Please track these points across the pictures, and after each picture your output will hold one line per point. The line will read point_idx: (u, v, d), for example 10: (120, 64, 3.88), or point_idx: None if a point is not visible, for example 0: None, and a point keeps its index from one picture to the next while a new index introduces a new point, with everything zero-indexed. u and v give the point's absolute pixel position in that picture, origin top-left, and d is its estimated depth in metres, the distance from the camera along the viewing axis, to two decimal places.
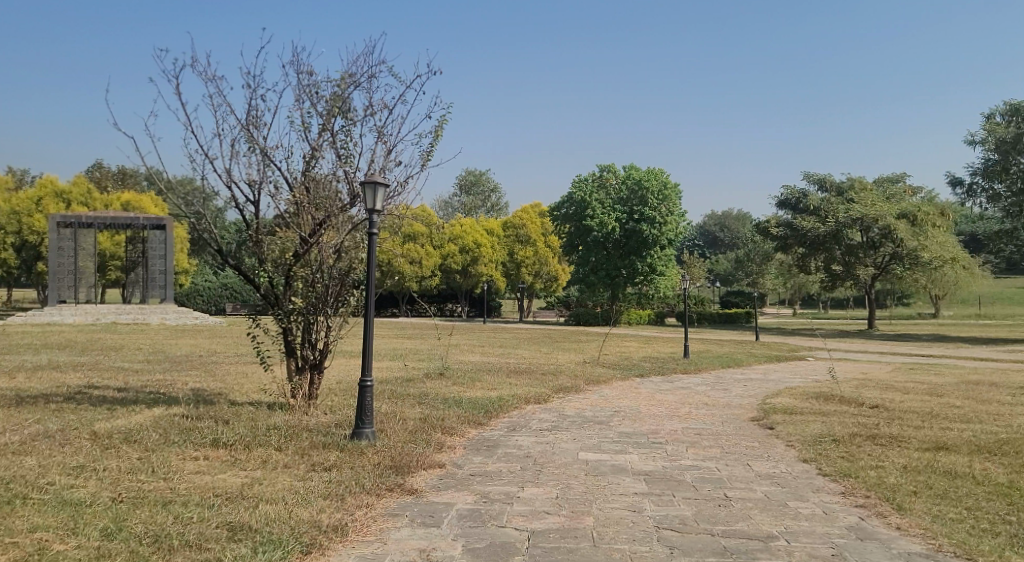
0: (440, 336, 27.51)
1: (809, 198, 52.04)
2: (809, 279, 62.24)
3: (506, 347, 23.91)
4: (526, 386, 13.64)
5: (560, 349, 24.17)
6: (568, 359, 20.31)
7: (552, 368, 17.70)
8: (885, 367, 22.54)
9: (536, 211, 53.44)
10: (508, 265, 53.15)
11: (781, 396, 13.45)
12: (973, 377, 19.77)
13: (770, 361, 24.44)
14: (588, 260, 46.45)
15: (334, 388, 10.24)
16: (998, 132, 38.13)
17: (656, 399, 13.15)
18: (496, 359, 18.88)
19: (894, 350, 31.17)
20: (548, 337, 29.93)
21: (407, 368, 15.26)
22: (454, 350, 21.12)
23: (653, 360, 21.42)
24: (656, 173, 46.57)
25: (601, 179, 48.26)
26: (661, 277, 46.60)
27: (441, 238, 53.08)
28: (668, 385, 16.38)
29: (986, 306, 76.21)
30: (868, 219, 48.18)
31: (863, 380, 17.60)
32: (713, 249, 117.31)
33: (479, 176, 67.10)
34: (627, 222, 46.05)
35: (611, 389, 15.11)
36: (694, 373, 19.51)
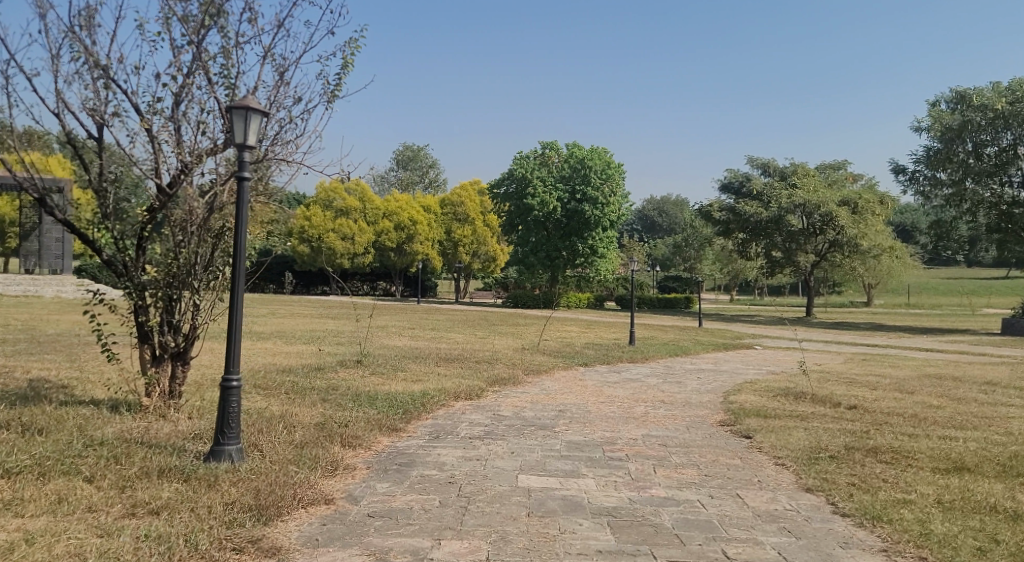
0: (369, 317, 25.52)
1: (753, 183, 51.16)
2: (747, 265, 61.86)
3: (438, 329, 22.05)
4: (458, 378, 11.86)
5: (497, 333, 22.45)
6: (504, 345, 18.55)
7: (487, 355, 15.95)
8: (834, 357, 21.41)
9: (475, 188, 51.22)
10: (445, 243, 51.12)
11: (743, 392, 11.93)
12: (929, 369, 18.73)
13: (717, 349, 23.15)
14: (528, 240, 44.86)
15: (212, 382, 8.24)
16: (944, 120, 37.36)
17: (605, 395, 11.51)
18: (426, 344, 17.05)
19: (838, 340, 30.31)
20: (484, 319, 28.20)
21: (322, 354, 13.32)
22: (382, 333, 19.22)
23: (596, 347, 19.81)
24: (600, 152, 45.24)
25: (543, 157, 46.53)
26: (602, 260, 45.16)
27: (376, 213, 50.91)
28: (615, 376, 14.78)
29: (915, 296, 77.36)
30: (810, 205, 47.45)
31: (821, 372, 16.30)
32: (651, 234, 117.01)
33: (417, 151, 64.63)
34: (568, 201, 44.50)
35: (552, 380, 13.43)
36: (641, 363, 17.98)
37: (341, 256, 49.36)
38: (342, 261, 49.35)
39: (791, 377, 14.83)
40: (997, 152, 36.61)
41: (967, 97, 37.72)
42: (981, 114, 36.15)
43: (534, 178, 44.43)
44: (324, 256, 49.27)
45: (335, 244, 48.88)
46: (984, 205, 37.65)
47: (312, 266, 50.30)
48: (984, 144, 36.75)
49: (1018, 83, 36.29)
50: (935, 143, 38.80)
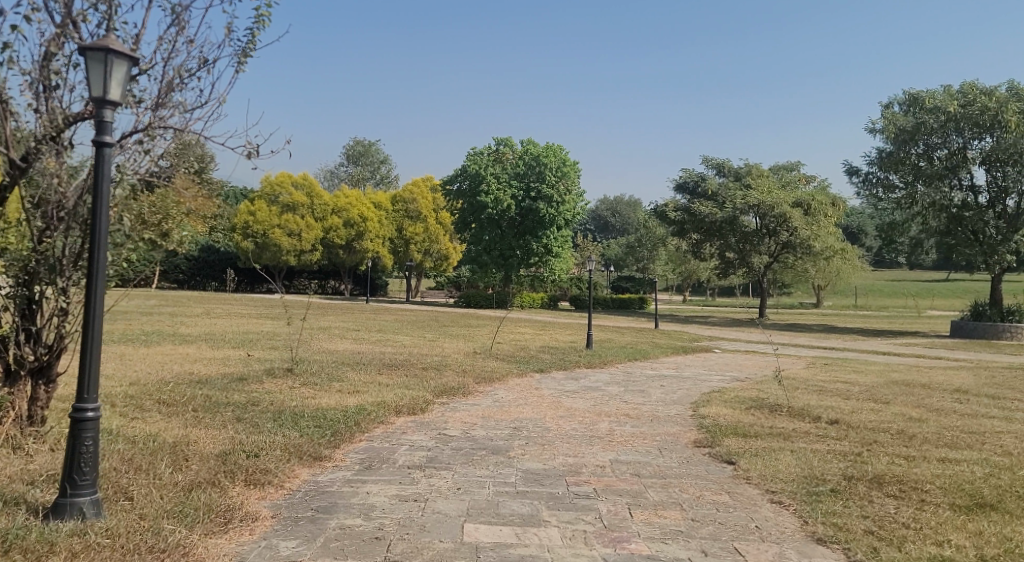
0: (312, 318, 24.14)
1: (708, 183, 50.64)
2: (701, 266, 61.59)
3: (386, 331, 20.82)
4: (403, 388, 10.71)
5: (447, 335, 21.26)
6: (455, 349, 17.39)
7: (435, 360, 14.79)
8: (796, 361, 20.67)
9: (427, 185, 49.94)
10: (396, 241, 49.65)
11: (714, 403, 10.93)
12: (895, 374, 18.04)
13: (676, 353, 22.28)
14: (481, 238, 43.66)
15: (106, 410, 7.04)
16: (897, 122, 37.00)
17: (565, 407, 10.43)
18: (370, 348, 15.82)
19: (796, 343, 29.79)
20: (435, 319, 26.99)
21: (253, 360, 12.02)
22: (325, 336, 17.96)
23: (553, 351, 18.78)
24: (555, 149, 44.29)
25: (497, 154, 45.38)
26: (556, 259, 44.33)
27: (324, 209, 49.24)
28: (574, 384, 13.72)
29: (864, 297, 78.12)
30: (766, 205, 47.09)
31: (789, 378, 15.45)
32: (604, 234, 116.74)
33: (368, 146, 63.02)
34: (522, 199, 43.42)
35: (506, 389, 12.32)
36: (599, 368, 16.97)
37: (287, 253, 47.60)
38: (288, 258, 47.60)
39: (759, 384, 13.97)
40: (948, 155, 36.28)
41: (920, 99, 37.31)
42: (934, 116, 35.70)
43: (487, 174, 43.25)
44: (269, 253, 47.51)
45: (281, 240, 47.10)
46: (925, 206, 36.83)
47: (257, 263, 48.48)
48: (936, 146, 36.50)
49: (972, 85, 36.01)
50: (888, 145, 38.34)
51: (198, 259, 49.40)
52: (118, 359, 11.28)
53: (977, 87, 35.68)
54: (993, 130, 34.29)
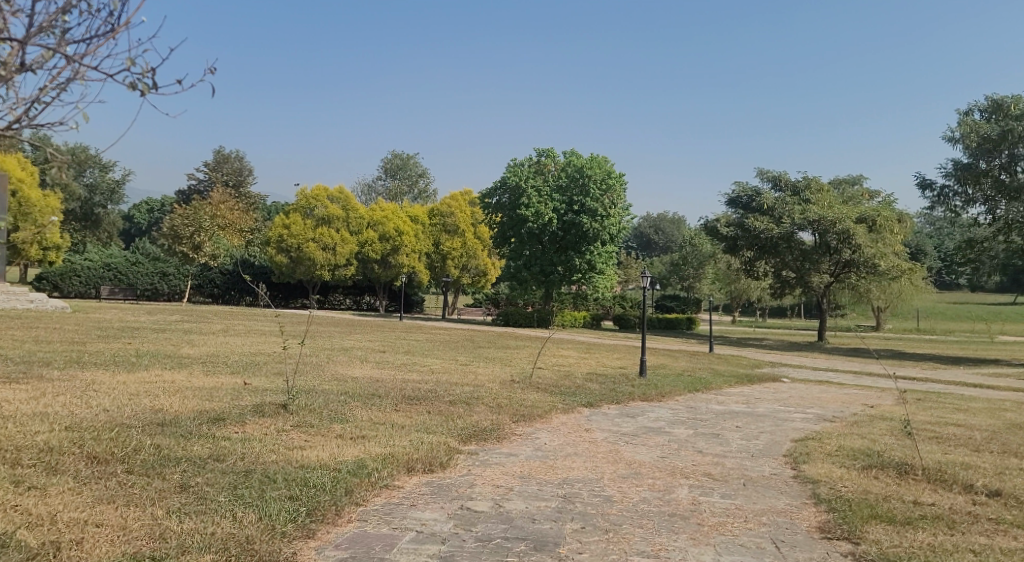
0: (336, 337, 22.08)
1: (763, 197, 47.91)
2: (751, 285, 58.74)
3: (414, 353, 18.69)
4: (423, 434, 8.53)
5: (482, 359, 19.05)
6: (489, 376, 15.19)
7: (465, 390, 12.60)
8: (879, 397, 18.14)
9: (465, 199, 48.37)
10: (433, 256, 47.79)
11: (817, 459, 8.59)
12: (1003, 415, 15.47)
13: (739, 383, 19.82)
14: (521, 253, 41.62)
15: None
16: (981, 130, 34.39)
17: (629, 462, 8.18)
18: (393, 375, 13.65)
19: (867, 373, 27.09)
20: (470, 340, 24.78)
21: (246, 392, 9.92)
22: (345, 359, 15.83)
23: (602, 379, 16.50)
24: (600, 161, 42.08)
25: (540, 166, 43.40)
26: (600, 276, 41.99)
27: (360, 222, 47.56)
28: (631, 423, 11.42)
29: (924, 321, 74.43)
30: (825, 221, 44.35)
31: (887, 421, 13.01)
32: (647, 252, 114.09)
33: (407, 160, 61.47)
34: (565, 213, 41.31)
35: (550, 432, 10.09)
36: (656, 402, 14.61)
37: (321, 267, 45.85)
38: (323, 273, 45.87)
39: (856, 430, 11.61)
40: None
41: (1002, 107, 34.90)
42: (1021, 123, 33.16)
43: (529, 187, 41.29)
44: (303, 267, 45.81)
45: (315, 254, 45.35)
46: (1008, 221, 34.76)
47: (291, 277, 46.84)
48: (1019, 158, 34.14)
49: None
50: (966, 156, 35.91)
51: (232, 273, 47.37)
52: (80, 388, 9.24)
53: None
54: None
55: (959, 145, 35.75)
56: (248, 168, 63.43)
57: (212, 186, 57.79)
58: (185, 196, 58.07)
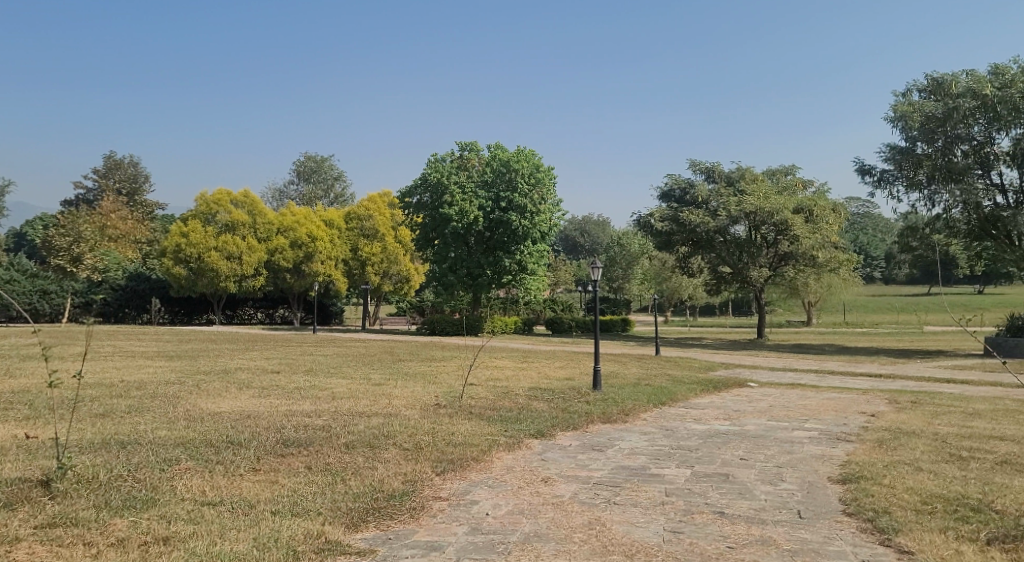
0: (223, 355, 18.25)
1: (697, 189, 45.59)
2: (685, 283, 56.70)
3: (314, 373, 15.04)
4: (288, 518, 5.14)
5: (400, 376, 15.57)
6: (407, 401, 11.73)
7: (372, 424, 9.15)
8: (869, 403, 15.54)
9: (385, 200, 44.92)
10: (351, 263, 44.03)
11: (908, 521, 5.63)
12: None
13: (704, 391, 16.88)
14: (446, 255, 38.17)
15: None
16: (925, 108, 32.59)
17: (628, 554, 5.00)
18: (275, 407, 10.07)
19: (830, 372, 24.73)
20: (389, 353, 21.20)
21: (14, 454, 6.32)
22: (218, 386, 12.13)
23: (550, 398, 13.22)
24: (527, 154, 39.03)
25: (462, 161, 40.03)
26: (531, 277, 39.19)
27: (268, 227, 43.21)
28: (601, 463, 8.21)
29: (852, 315, 74.29)
30: (763, 212, 42.26)
31: (920, 441, 10.25)
32: (574, 254, 112.02)
33: (321, 162, 57.13)
34: (491, 211, 38.16)
35: (493, 489, 6.78)
36: (622, 425, 11.48)
37: (225, 278, 41.20)
38: (228, 284, 41.25)
39: (906, 457, 8.68)
40: (972, 150, 32.71)
41: (944, 86, 33.34)
42: (966, 100, 31.53)
43: (451, 184, 37.95)
44: (205, 279, 41.07)
45: (218, 264, 40.72)
46: (952, 206, 33.35)
47: (192, 291, 42.08)
48: (960, 139, 32.70)
49: (1002, 68, 32.19)
50: (906, 138, 34.27)
51: (125, 288, 42.29)
52: None
53: (1010, 68, 31.88)
54: None
55: (900, 126, 33.95)
56: (145, 173, 58.14)
57: (102, 194, 52.38)
58: (73, 206, 52.50)
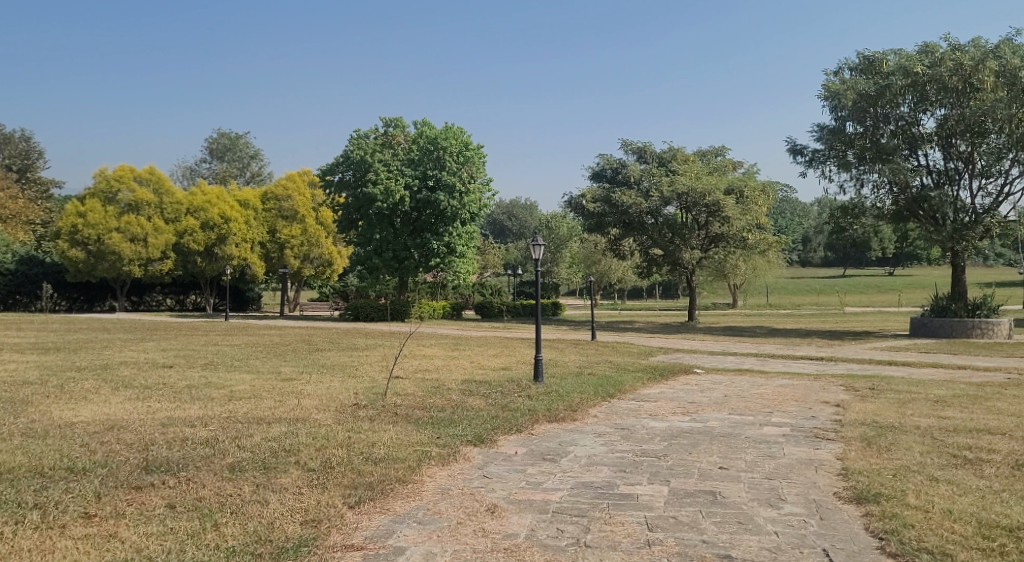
0: (113, 347, 16.04)
1: (629, 169, 44.52)
2: (616, 266, 55.81)
3: (215, 367, 13.07)
4: None
5: (315, 369, 13.71)
6: (321, 401, 9.95)
7: (273, 436, 7.39)
8: (828, 392, 14.47)
9: (304, 179, 42.18)
10: (268, 246, 41.53)
11: None
12: (1001, 410, 12.13)
13: (651, 379, 15.55)
14: (369, 238, 36.15)
15: None
16: (858, 86, 31.92)
17: None
18: (151, 414, 8.17)
19: (772, 357, 23.87)
20: (306, 343, 19.25)
21: None
22: (88, 386, 10.10)
23: (489, 393, 11.62)
24: (455, 131, 37.15)
25: (386, 138, 37.89)
26: (459, 259, 37.45)
27: (177, 208, 40.29)
28: (558, 480, 6.68)
29: (775, 297, 74.98)
30: (695, 193, 41.46)
31: (912, 438, 9.06)
32: (501, 238, 110.54)
33: (236, 139, 53.92)
34: (418, 190, 36.23)
35: (422, 528, 5.15)
36: (572, 425, 9.99)
37: (129, 262, 38.20)
38: (132, 269, 38.24)
39: (911, 462, 7.43)
40: (900, 130, 32.27)
41: (874, 64, 32.78)
42: (898, 78, 30.96)
43: (375, 162, 35.85)
44: (106, 263, 38.05)
45: (121, 247, 37.68)
46: (880, 185, 32.96)
47: (92, 275, 38.95)
48: (889, 119, 32.24)
49: (932, 46, 31.73)
50: (836, 118, 33.68)
51: (16, 272, 38.81)
52: None
53: (942, 47, 31.42)
54: (959, 98, 30.30)
55: (831, 105, 33.29)
56: (41, 150, 54.00)
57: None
58: None
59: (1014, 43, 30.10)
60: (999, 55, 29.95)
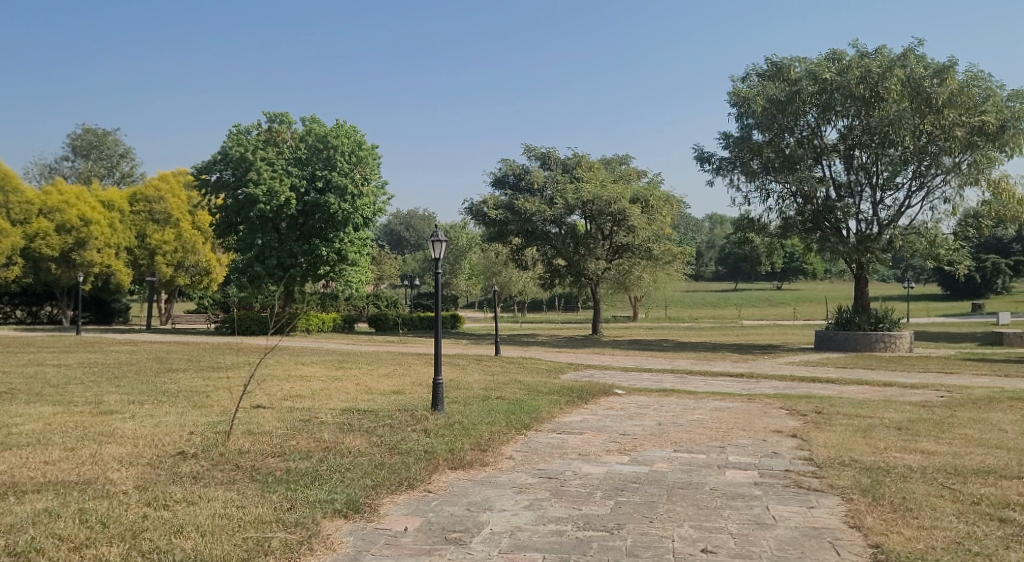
0: None
1: (533, 175, 42.54)
2: (518, 277, 53.84)
3: (13, 397, 9.98)
4: None
5: (151, 397, 10.73)
6: (133, 448, 7.13)
7: (14, 525, 4.68)
8: (773, 417, 12.54)
9: (179, 179, 38.38)
10: (136, 252, 37.41)
11: None
12: (980, 439, 10.40)
13: (569, 403, 13.22)
14: (251, 243, 32.72)
15: None
16: (767, 91, 30.51)
17: None
18: None
19: (691, 373, 22.05)
20: (159, 362, 16.10)
21: None
22: None
23: (374, 428, 9.01)
24: (347, 129, 34.26)
25: (270, 135, 34.42)
26: (352, 268, 34.41)
27: (27, 207, 35.69)
28: None
29: (673, 310, 74.83)
30: (600, 201, 39.73)
31: (924, 487, 7.02)
32: (398, 249, 107.20)
33: (103, 135, 49.20)
34: (306, 192, 33.09)
35: None
36: (483, 474, 7.55)
37: None
38: None
39: (966, 542, 5.30)
40: (805, 141, 31.06)
41: (782, 71, 31.53)
42: (806, 85, 29.71)
43: (257, 161, 32.48)
44: None
45: None
46: (785, 196, 31.63)
47: None
48: (795, 128, 30.99)
49: (840, 53, 30.65)
50: (743, 125, 32.21)
51: None
52: None
53: (851, 53, 30.38)
54: (865, 108, 29.23)
55: (738, 112, 31.78)
56: None
57: None
58: None
59: (918, 53, 29.10)
60: (904, 64, 28.87)
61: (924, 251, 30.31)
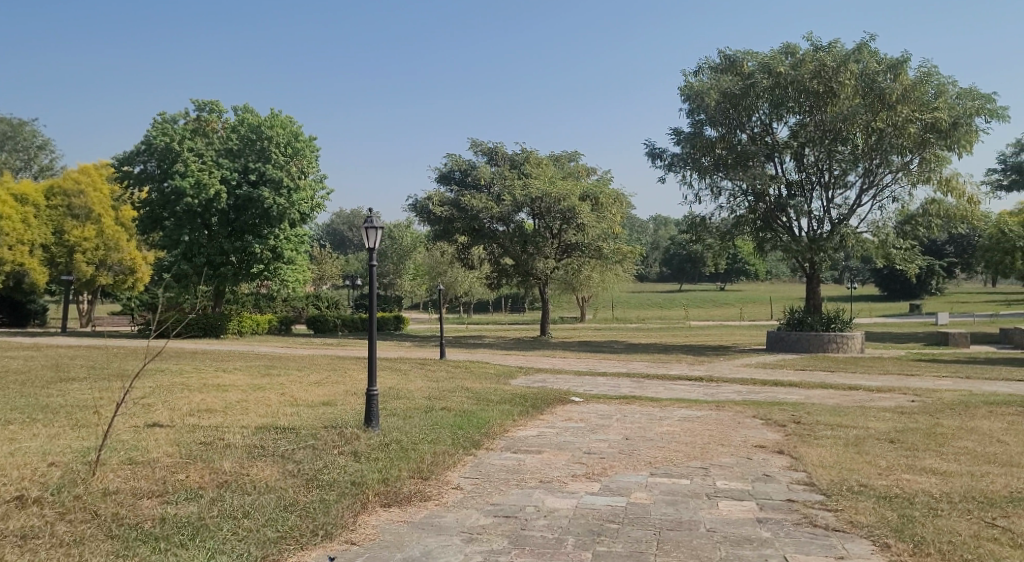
0: None
1: (479, 170, 40.97)
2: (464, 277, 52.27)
3: None
4: None
5: (26, 415, 8.93)
6: None
7: None
8: (751, 428, 11.23)
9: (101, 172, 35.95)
10: (53, 249, 34.86)
11: None
12: (986, 453, 9.20)
13: (523, 414, 11.73)
14: (178, 239, 30.45)
15: None
16: (719, 85, 29.30)
17: None
18: None
19: (649, 377, 20.80)
20: (57, 369, 14.16)
21: None
22: None
23: (291, 451, 7.40)
24: (282, 120, 32.22)
25: (198, 124, 32.21)
26: (288, 266, 32.42)
27: None
28: None
29: (621, 310, 74.05)
30: (549, 198, 38.34)
31: (968, 524, 5.68)
32: (342, 249, 104.67)
33: (19, 125, 46.12)
34: (238, 185, 30.96)
35: None
36: (425, 513, 6.02)
37: None
38: None
39: None
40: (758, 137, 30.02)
41: (734, 65, 30.44)
42: (760, 78, 28.59)
43: (184, 151, 30.35)
44: None
45: None
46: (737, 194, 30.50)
47: None
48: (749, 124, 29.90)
49: (794, 46, 29.68)
50: (695, 120, 30.98)
51: None
52: None
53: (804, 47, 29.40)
54: (820, 103, 28.28)
55: (689, 106, 30.55)
56: None
57: None
58: None
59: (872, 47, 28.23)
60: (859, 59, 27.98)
61: (877, 250, 29.56)
